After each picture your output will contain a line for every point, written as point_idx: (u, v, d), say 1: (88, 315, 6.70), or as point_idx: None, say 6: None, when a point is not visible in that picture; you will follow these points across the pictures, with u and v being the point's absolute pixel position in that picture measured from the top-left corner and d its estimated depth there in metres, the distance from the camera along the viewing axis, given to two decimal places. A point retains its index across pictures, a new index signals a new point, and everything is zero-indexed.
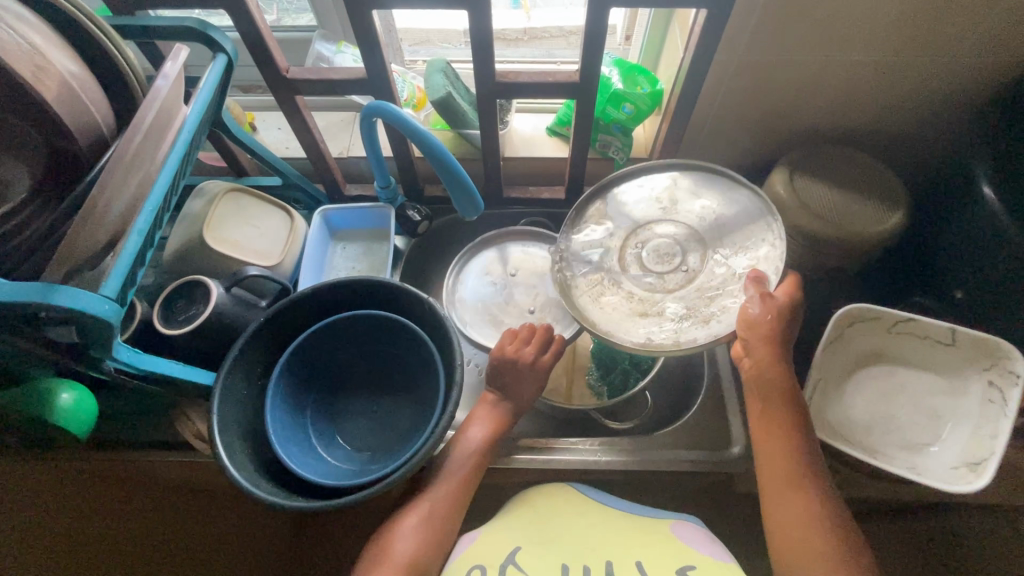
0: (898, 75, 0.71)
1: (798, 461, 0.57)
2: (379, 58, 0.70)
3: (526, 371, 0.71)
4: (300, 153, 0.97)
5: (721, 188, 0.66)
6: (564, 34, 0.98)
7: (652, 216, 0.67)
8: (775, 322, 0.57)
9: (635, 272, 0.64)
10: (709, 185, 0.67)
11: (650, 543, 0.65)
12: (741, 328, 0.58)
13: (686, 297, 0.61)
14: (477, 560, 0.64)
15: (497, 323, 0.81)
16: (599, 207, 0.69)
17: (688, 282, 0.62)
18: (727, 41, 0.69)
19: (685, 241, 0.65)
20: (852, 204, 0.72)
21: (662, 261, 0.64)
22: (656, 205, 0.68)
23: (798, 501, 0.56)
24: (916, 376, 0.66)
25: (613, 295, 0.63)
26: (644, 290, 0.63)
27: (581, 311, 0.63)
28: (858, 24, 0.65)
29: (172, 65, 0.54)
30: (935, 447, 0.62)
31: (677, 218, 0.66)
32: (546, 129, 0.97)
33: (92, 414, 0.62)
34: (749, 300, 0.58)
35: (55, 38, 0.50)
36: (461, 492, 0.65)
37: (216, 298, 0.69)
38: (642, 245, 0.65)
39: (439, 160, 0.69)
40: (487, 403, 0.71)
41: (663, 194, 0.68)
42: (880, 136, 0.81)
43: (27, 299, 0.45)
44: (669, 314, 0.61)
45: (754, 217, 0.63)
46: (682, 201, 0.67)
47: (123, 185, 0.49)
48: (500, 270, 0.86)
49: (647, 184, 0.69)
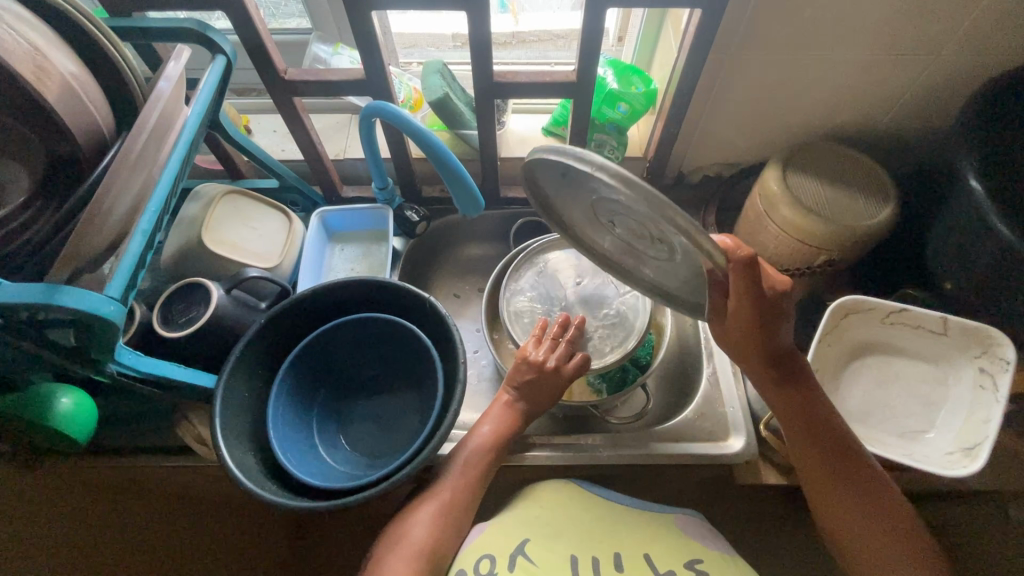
0: (886, 71, 0.73)
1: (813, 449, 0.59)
2: (378, 59, 0.70)
3: (541, 381, 0.71)
4: (297, 154, 0.97)
5: (584, 175, 0.45)
6: (554, 37, 0.99)
7: (588, 205, 0.54)
8: (742, 327, 0.54)
9: (639, 247, 0.56)
10: (574, 172, 0.46)
11: (656, 533, 0.67)
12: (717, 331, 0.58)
13: (689, 262, 0.51)
14: (487, 551, 0.64)
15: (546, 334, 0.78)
16: (555, 208, 0.60)
17: (676, 254, 0.51)
18: (721, 40, 0.70)
19: (629, 219, 0.50)
20: (843, 198, 0.74)
21: (640, 237, 0.53)
22: (578, 198, 0.53)
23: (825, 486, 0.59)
24: (910, 365, 0.68)
25: (648, 265, 0.59)
26: (663, 261, 0.56)
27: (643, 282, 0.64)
28: (847, 22, 0.67)
29: (175, 65, 0.54)
30: (930, 433, 0.63)
31: (602, 201, 0.50)
32: (541, 129, 0.98)
33: (91, 420, 0.61)
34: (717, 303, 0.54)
35: (55, 38, 0.50)
36: (472, 487, 0.65)
37: (217, 300, 0.68)
38: (615, 226, 0.55)
39: (439, 159, 0.69)
40: (500, 405, 0.71)
41: (571, 186, 0.52)
42: (868, 132, 0.83)
43: (32, 301, 0.45)
44: (695, 278, 0.54)
45: (637, 199, 0.42)
46: (582, 186, 0.49)
47: (128, 184, 0.49)
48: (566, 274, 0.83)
49: (552, 183, 0.54)
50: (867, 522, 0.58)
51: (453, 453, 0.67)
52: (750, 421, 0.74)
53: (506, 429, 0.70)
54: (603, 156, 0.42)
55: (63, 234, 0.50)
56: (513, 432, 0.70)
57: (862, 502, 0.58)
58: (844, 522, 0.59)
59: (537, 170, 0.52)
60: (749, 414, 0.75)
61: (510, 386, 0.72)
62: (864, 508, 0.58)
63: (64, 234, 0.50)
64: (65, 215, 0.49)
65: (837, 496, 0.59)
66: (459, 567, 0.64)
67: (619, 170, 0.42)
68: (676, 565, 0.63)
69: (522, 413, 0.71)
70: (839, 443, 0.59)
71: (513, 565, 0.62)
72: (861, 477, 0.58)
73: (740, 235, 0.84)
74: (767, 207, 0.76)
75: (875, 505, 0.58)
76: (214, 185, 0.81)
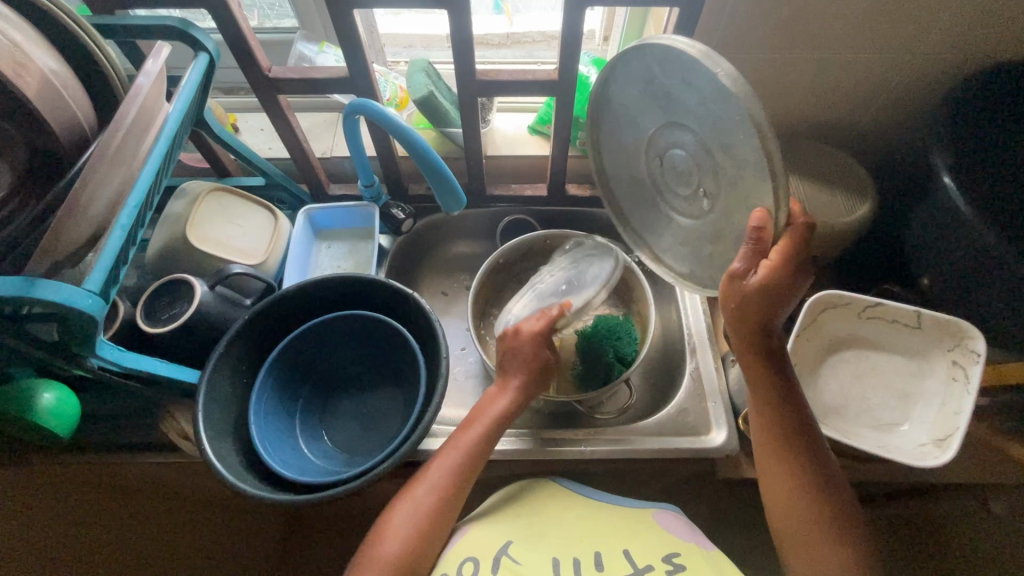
0: (863, 69, 0.74)
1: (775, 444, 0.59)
2: (361, 58, 0.71)
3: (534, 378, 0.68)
4: (283, 153, 0.98)
5: (696, 72, 0.45)
6: (547, 38, 1.00)
7: (660, 120, 0.55)
8: (760, 300, 0.50)
9: (668, 193, 0.60)
10: (681, 68, 0.47)
11: (633, 532, 0.67)
12: (723, 307, 0.52)
13: (710, 227, 0.55)
14: (469, 552, 0.64)
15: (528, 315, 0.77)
16: (619, 117, 0.62)
17: (712, 209, 0.54)
18: (700, 39, 0.71)
19: (693, 151, 0.52)
20: (821, 194, 0.75)
21: (682, 180, 0.56)
22: (656, 106, 0.54)
23: (779, 487, 0.58)
24: (886, 359, 0.69)
25: (659, 218, 0.64)
26: (685, 215, 0.59)
27: (646, 239, 0.69)
28: (822, 21, 0.68)
29: (154, 62, 0.55)
30: (905, 426, 0.64)
31: (679, 121, 0.52)
32: (528, 128, 0.99)
33: (74, 414, 0.62)
34: (740, 269, 0.49)
35: (35, 34, 0.50)
36: (461, 481, 0.63)
37: (201, 296, 0.69)
38: (662, 161, 0.58)
39: (422, 156, 0.70)
40: (496, 403, 0.67)
41: (656, 89, 0.52)
42: (850, 131, 0.84)
43: (10, 293, 0.45)
44: (701, 245, 0.58)
45: (741, 118, 0.43)
46: (674, 91, 0.50)
47: (107, 178, 0.49)
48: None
49: (637, 78, 0.54)
50: (823, 528, 0.56)
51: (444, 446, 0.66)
52: (730, 415, 0.75)
53: (495, 427, 0.66)
54: (729, 65, 0.43)
55: (40, 230, 0.50)
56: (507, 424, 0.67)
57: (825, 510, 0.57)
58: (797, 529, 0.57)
59: (638, 55, 0.52)
60: (730, 408, 0.76)
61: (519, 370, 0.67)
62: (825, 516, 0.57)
63: (41, 230, 0.50)
64: (32, 219, 0.50)
65: (800, 508, 0.57)
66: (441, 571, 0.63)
67: (737, 81, 0.43)
68: (655, 559, 0.63)
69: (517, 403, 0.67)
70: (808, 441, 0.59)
71: (496, 566, 0.63)
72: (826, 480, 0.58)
73: None
74: None
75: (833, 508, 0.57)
76: (199, 183, 0.82)
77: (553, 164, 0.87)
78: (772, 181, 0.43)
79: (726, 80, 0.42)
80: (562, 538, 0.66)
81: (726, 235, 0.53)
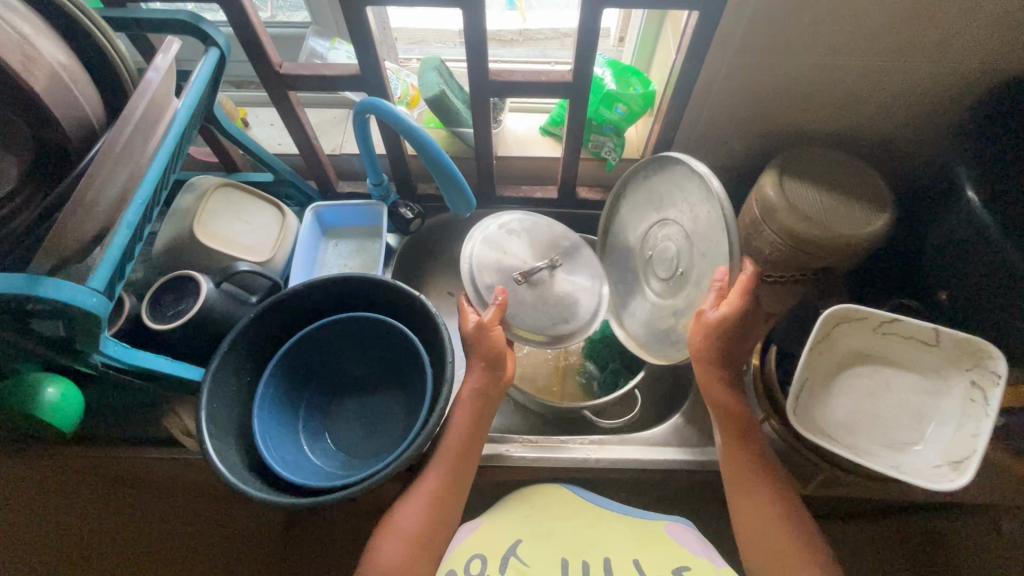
0: (886, 78, 0.72)
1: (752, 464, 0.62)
2: (373, 55, 0.70)
3: (488, 379, 0.66)
4: (292, 149, 0.97)
5: (682, 173, 0.63)
6: (560, 36, 0.98)
7: (654, 222, 0.69)
8: (722, 337, 0.57)
9: (653, 283, 0.69)
10: (674, 173, 0.65)
11: (641, 540, 0.68)
12: (692, 346, 0.60)
13: (683, 301, 0.64)
14: (477, 551, 0.66)
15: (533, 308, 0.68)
16: (623, 231, 0.76)
17: (684, 286, 0.64)
18: (720, 43, 0.70)
19: (677, 240, 0.65)
20: (839, 205, 0.73)
21: (665, 265, 0.66)
22: (653, 210, 0.69)
23: (761, 505, 0.60)
24: (902, 375, 0.67)
25: (642, 312, 0.71)
26: (660, 297, 0.68)
27: (627, 332, 0.73)
28: (845, 27, 0.66)
29: (163, 57, 0.53)
30: (919, 445, 0.63)
31: (669, 217, 0.66)
32: (540, 129, 0.97)
33: (77, 410, 0.61)
34: (704, 309, 0.58)
35: (44, 28, 0.50)
36: (451, 484, 0.64)
37: (206, 293, 0.68)
38: (649, 254, 0.70)
39: (432, 157, 0.69)
40: (461, 405, 0.66)
41: (654, 197, 0.69)
42: (871, 139, 0.82)
43: (13, 291, 0.45)
44: (676, 321, 0.65)
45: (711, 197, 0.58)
46: (666, 195, 0.67)
47: (114, 175, 0.49)
48: (566, 280, 0.71)
49: (643, 194, 0.72)
50: (801, 549, 0.58)
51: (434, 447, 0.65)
52: None
53: (472, 431, 0.65)
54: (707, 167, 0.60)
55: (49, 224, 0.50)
56: (483, 425, 0.66)
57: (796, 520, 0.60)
58: (772, 543, 0.59)
59: (646, 169, 0.70)
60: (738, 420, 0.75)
61: (473, 363, 0.66)
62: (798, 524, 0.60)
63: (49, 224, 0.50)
64: (39, 215, 0.49)
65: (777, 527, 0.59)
66: (448, 567, 0.64)
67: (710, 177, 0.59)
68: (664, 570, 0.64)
69: (479, 400, 0.66)
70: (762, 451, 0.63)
71: (504, 566, 0.64)
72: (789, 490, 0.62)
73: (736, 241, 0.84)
74: (763, 213, 0.75)
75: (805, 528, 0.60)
76: (208, 178, 0.81)
77: (564, 166, 0.86)
78: (731, 238, 0.55)
79: (700, 167, 0.59)
80: (569, 541, 0.68)
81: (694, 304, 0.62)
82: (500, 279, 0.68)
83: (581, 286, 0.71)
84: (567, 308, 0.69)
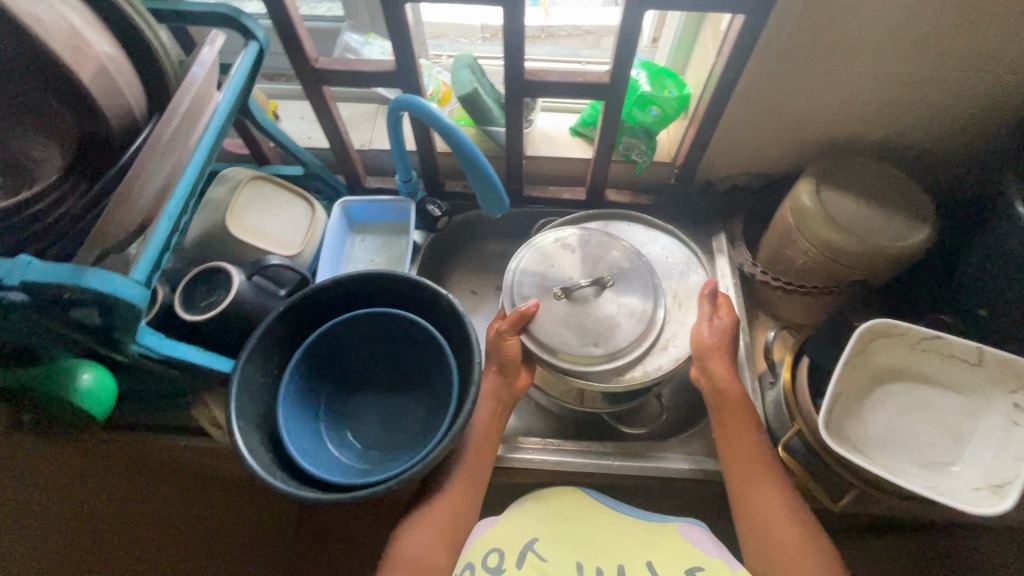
0: (931, 88, 0.70)
1: (758, 456, 0.64)
2: (409, 52, 0.69)
3: (500, 385, 0.69)
4: (323, 143, 0.97)
5: (634, 230, 0.80)
6: (583, 33, 0.97)
7: None
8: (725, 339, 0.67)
9: None
10: (626, 228, 0.81)
11: (653, 538, 0.68)
12: (704, 345, 0.66)
13: None
14: (495, 544, 0.67)
15: (569, 327, 0.67)
16: None
17: None
18: (760, 47, 0.68)
19: None
20: (876, 216, 0.71)
21: None
22: None
23: (765, 495, 0.62)
24: (938, 393, 0.66)
25: None
26: None
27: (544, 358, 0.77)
28: (892, 35, 0.65)
29: (210, 49, 0.55)
30: (956, 466, 0.61)
31: None
32: (569, 129, 0.96)
33: (111, 395, 0.61)
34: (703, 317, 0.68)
35: (92, 19, 0.50)
36: (474, 480, 0.65)
37: (238, 285, 0.69)
38: None
39: (466, 156, 0.68)
40: (484, 404, 0.68)
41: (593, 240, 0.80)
42: (912, 149, 0.79)
43: (60, 280, 0.45)
44: None
45: (677, 250, 0.77)
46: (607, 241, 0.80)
47: (157, 169, 0.49)
48: (611, 302, 0.69)
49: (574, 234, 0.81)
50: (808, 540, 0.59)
51: (458, 450, 0.66)
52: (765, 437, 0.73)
53: (495, 429, 0.68)
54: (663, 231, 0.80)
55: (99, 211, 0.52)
56: (500, 421, 0.69)
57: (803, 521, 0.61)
58: (777, 534, 0.60)
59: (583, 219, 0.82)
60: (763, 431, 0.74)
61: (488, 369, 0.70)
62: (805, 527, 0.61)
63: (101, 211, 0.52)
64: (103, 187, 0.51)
65: (784, 517, 0.61)
66: (466, 560, 0.66)
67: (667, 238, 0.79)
68: (676, 569, 0.65)
69: (498, 404, 0.69)
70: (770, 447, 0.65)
71: (521, 562, 0.66)
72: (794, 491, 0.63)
73: (766, 249, 0.82)
74: (798, 222, 0.74)
75: (810, 522, 0.61)
76: (240, 170, 0.82)
77: (594, 168, 0.85)
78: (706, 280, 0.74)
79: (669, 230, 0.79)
80: (583, 539, 0.68)
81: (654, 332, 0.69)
82: (537, 292, 0.70)
83: (624, 310, 0.68)
84: (603, 332, 0.67)
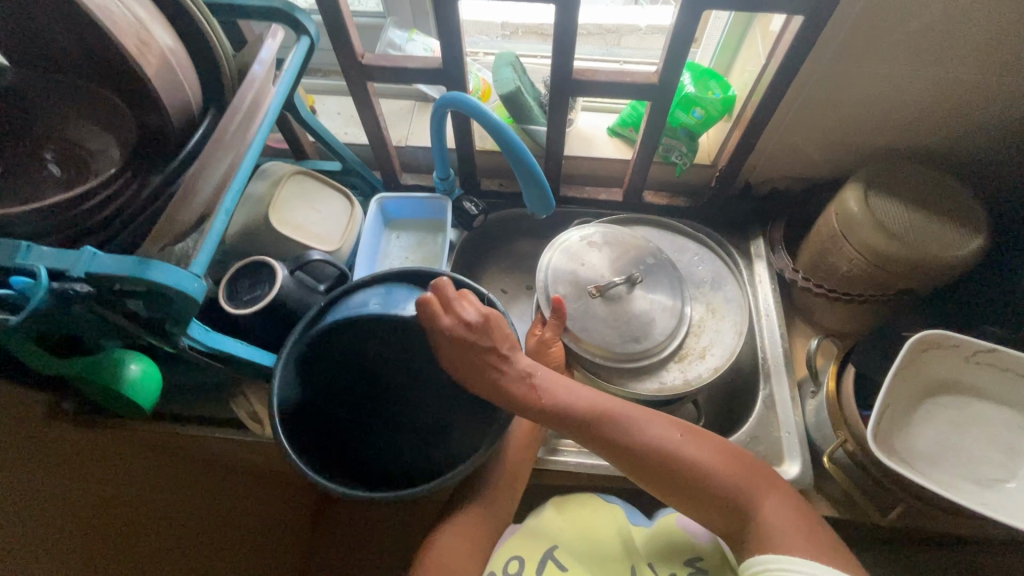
0: (989, 93, 0.69)
1: (636, 465, 0.59)
2: (457, 47, 0.69)
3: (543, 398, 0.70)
4: (360, 138, 0.97)
5: (665, 239, 0.82)
6: (608, 31, 0.96)
7: None
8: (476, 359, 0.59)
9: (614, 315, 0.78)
10: (659, 235, 0.83)
11: (664, 550, 0.64)
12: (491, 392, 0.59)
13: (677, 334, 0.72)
14: (515, 552, 0.64)
15: (606, 326, 0.68)
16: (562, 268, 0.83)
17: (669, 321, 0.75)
18: (815, 50, 0.67)
19: None
20: (928, 223, 0.69)
21: None
22: None
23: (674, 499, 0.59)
24: (990, 407, 0.64)
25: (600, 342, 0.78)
26: None
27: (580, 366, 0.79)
28: (952, 38, 0.63)
29: (272, 42, 0.58)
30: (1011, 483, 0.60)
31: None
32: (607, 129, 0.95)
33: (157, 387, 0.60)
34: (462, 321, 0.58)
35: (156, 12, 0.51)
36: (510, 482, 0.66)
37: (281, 280, 0.69)
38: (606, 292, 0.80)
39: (512, 153, 0.67)
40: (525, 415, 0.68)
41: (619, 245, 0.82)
42: (962, 157, 0.77)
43: (124, 274, 0.45)
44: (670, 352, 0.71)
45: (708, 259, 0.80)
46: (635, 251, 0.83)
47: (219, 161, 0.50)
48: (643, 298, 0.70)
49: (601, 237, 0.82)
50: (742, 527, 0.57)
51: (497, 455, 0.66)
52: (805, 446, 0.72)
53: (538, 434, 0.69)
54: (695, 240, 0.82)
55: (170, 193, 0.50)
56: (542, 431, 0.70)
57: (770, 519, 0.55)
58: (713, 522, 0.59)
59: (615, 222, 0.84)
60: (804, 440, 0.73)
61: None
62: (781, 529, 0.54)
63: (171, 192, 0.50)
64: (160, 182, 0.50)
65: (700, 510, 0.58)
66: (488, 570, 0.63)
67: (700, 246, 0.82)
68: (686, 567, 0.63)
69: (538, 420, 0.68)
70: (670, 461, 0.58)
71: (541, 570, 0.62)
72: (727, 485, 0.57)
73: (808, 255, 0.81)
74: (842, 228, 0.73)
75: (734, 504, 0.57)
76: (280, 165, 0.82)
77: (634, 168, 0.84)
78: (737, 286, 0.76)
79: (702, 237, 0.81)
80: (601, 548, 0.65)
81: (691, 339, 0.72)
82: (571, 291, 0.70)
83: (657, 306, 0.70)
84: (641, 328, 0.69)
